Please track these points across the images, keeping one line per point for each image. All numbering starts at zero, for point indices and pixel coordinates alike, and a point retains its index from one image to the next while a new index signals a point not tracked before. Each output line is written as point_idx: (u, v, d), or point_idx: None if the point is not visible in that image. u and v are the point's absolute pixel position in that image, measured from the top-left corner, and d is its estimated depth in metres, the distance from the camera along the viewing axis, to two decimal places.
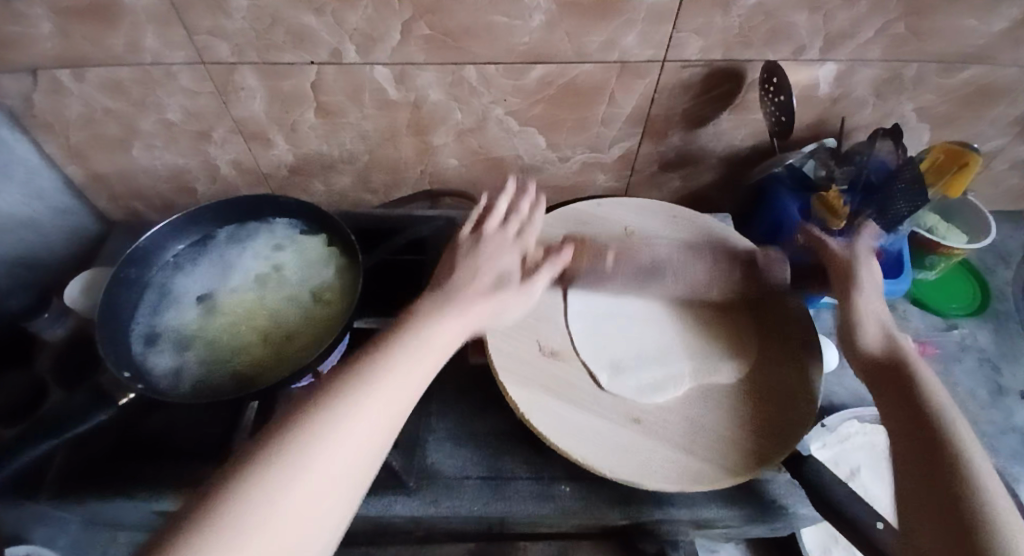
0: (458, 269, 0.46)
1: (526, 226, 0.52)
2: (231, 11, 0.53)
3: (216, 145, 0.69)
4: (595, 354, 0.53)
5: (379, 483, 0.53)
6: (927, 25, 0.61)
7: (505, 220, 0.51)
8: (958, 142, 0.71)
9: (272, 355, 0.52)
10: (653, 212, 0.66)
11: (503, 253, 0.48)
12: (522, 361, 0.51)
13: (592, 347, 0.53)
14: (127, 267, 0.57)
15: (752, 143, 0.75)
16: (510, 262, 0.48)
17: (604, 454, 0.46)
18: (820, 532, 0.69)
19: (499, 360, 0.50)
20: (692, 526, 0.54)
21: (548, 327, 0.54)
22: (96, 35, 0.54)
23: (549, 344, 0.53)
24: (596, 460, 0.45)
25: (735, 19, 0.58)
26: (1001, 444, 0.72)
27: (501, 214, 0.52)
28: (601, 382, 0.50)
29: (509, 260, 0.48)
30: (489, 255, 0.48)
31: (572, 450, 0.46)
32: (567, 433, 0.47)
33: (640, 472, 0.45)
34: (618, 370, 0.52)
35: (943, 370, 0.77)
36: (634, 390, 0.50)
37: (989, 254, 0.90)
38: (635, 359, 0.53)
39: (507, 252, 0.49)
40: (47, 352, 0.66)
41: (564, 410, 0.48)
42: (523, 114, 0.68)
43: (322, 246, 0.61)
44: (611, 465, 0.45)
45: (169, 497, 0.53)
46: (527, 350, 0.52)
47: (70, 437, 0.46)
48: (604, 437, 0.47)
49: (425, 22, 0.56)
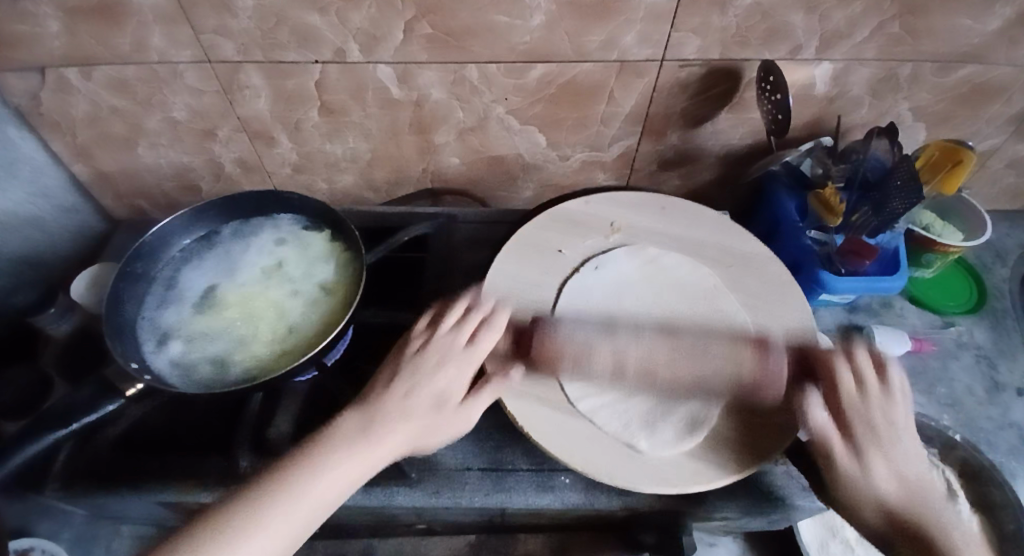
0: (400, 374, 0.47)
1: (483, 328, 0.50)
2: (237, 11, 0.54)
3: (220, 144, 0.70)
4: (621, 423, 0.48)
5: (380, 474, 0.54)
6: (922, 25, 0.61)
7: (462, 319, 0.50)
8: (953, 141, 0.74)
9: (275, 349, 0.53)
10: (645, 207, 0.67)
11: (442, 369, 0.47)
12: (519, 364, 0.51)
13: (603, 410, 0.49)
14: (133, 262, 0.58)
15: (750, 142, 0.76)
16: (450, 377, 0.47)
17: (604, 461, 0.46)
18: (818, 527, 0.71)
19: (497, 366, 0.50)
20: (690, 517, 0.55)
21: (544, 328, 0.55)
22: (103, 35, 0.55)
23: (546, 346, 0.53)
24: (597, 467, 0.46)
25: (732, 19, 0.59)
26: (998, 440, 0.73)
27: (457, 314, 0.51)
28: (640, 449, 0.47)
29: (450, 376, 0.47)
30: (426, 373, 0.47)
31: (570, 457, 0.46)
32: (566, 438, 0.47)
33: (641, 474, 0.45)
34: (651, 427, 0.48)
35: (940, 365, 0.78)
36: (675, 437, 0.48)
37: (986, 253, 0.90)
38: (655, 409, 0.50)
39: (454, 365, 0.47)
40: (52, 346, 0.66)
41: (564, 419, 0.48)
42: (524, 113, 0.69)
43: (326, 242, 0.62)
44: (611, 470, 0.45)
45: (174, 489, 0.53)
46: (525, 353, 0.52)
47: (77, 428, 0.47)
48: (604, 442, 0.47)
49: (427, 22, 0.57)
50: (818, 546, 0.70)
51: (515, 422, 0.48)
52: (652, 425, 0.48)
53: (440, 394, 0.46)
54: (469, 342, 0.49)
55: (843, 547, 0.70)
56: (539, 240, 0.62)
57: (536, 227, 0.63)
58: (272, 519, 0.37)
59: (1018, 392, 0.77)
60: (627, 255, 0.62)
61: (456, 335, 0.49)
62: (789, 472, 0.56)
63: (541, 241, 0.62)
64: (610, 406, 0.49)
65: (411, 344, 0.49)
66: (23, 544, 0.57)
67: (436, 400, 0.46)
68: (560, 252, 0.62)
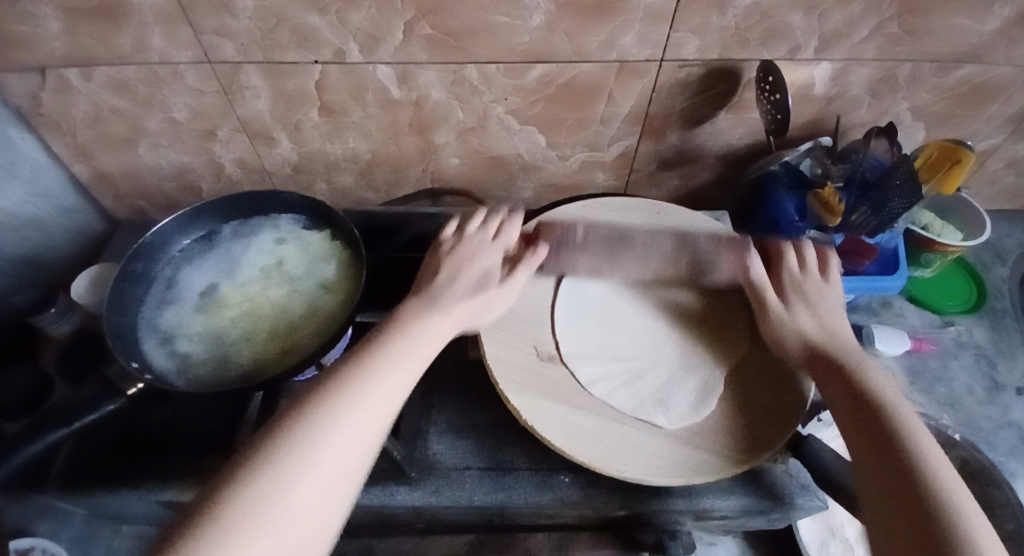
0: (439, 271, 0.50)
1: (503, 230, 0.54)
2: (237, 11, 0.54)
3: (220, 144, 0.70)
4: (637, 402, 0.49)
5: (381, 474, 0.54)
6: (921, 25, 0.62)
7: (484, 221, 0.54)
8: (952, 141, 0.74)
9: (275, 349, 0.53)
10: (635, 210, 0.64)
11: (479, 255, 0.51)
12: (521, 368, 0.51)
13: (618, 391, 0.50)
14: (133, 261, 0.58)
15: (750, 142, 0.76)
16: (490, 260, 0.51)
17: (614, 455, 0.46)
18: (818, 526, 0.71)
19: (498, 368, 0.50)
20: (690, 516, 0.55)
21: (545, 332, 0.54)
22: (104, 35, 0.56)
23: (548, 348, 0.53)
24: (605, 462, 0.45)
25: (731, 19, 0.59)
26: (998, 439, 0.73)
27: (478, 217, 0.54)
28: (663, 424, 0.48)
29: (488, 258, 0.51)
30: (467, 256, 0.51)
31: (578, 453, 0.45)
32: (573, 435, 0.47)
33: (652, 469, 0.45)
34: (665, 402, 0.49)
35: (940, 365, 0.78)
36: (688, 415, 0.49)
37: (986, 253, 0.91)
38: (666, 384, 0.51)
39: (486, 252, 0.52)
40: (52, 347, 0.67)
41: (569, 415, 0.48)
42: (523, 113, 0.69)
43: (325, 242, 0.62)
44: (621, 465, 0.45)
45: (174, 488, 0.53)
46: (526, 356, 0.52)
47: (79, 427, 0.47)
48: (611, 438, 0.47)
49: (427, 22, 0.57)
50: (818, 546, 0.70)
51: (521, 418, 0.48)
52: (663, 404, 0.49)
53: (482, 277, 0.50)
54: (497, 235, 0.53)
55: (843, 547, 0.70)
56: None
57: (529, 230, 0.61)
58: (305, 472, 0.33)
59: (1017, 391, 0.77)
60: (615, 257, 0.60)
61: (483, 232, 0.53)
62: (789, 471, 0.56)
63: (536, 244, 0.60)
64: (623, 385, 0.51)
65: (447, 230, 0.53)
66: (24, 544, 0.57)
67: (481, 279, 0.50)
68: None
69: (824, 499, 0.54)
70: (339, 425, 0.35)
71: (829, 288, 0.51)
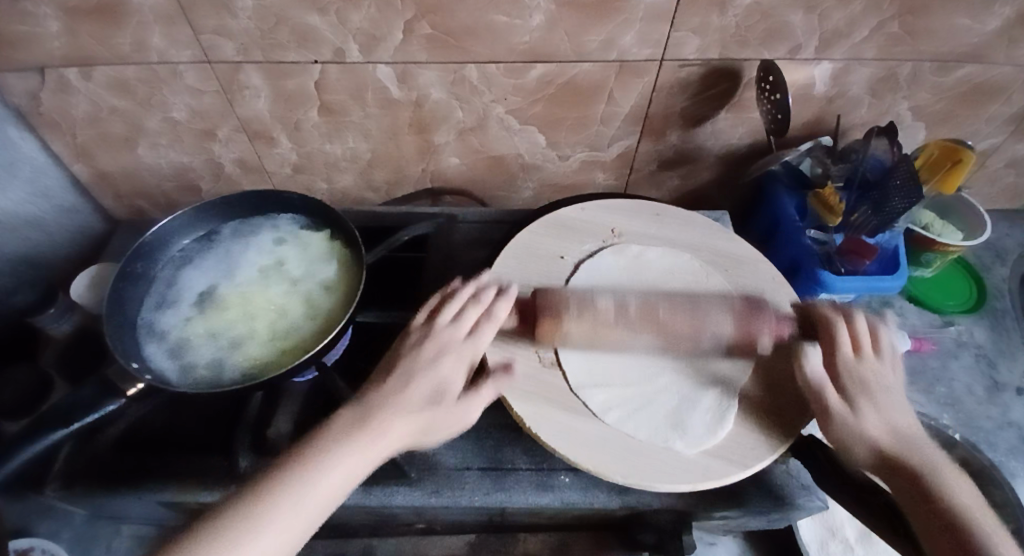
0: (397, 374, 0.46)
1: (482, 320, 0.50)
2: (237, 11, 0.54)
3: (220, 144, 0.70)
4: (651, 424, 0.48)
5: (380, 474, 0.54)
6: (922, 24, 0.62)
7: (459, 314, 0.50)
8: (952, 141, 0.74)
9: (275, 350, 0.53)
10: (637, 212, 0.66)
11: (441, 362, 0.47)
12: (520, 374, 0.50)
13: (630, 420, 0.48)
14: (133, 262, 0.58)
15: (750, 142, 0.76)
16: (452, 369, 0.47)
17: (618, 463, 0.45)
18: (817, 526, 0.71)
19: (500, 374, 0.50)
20: (691, 517, 0.55)
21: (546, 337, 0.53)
22: (103, 35, 0.55)
23: (549, 354, 0.52)
24: (610, 468, 0.45)
25: (731, 18, 0.59)
26: (998, 439, 0.73)
27: (456, 303, 0.50)
28: (678, 447, 0.47)
29: (449, 368, 0.47)
30: (431, 357, 0.47)
31: (580, 459, 0.45)
32: (575, 441, 0.47)
33: (656, 473, 0.45)
34: (679, 427, 0.48)
35: (940, 365, 0.78)
36: (698, 428, 0.48)
37: (986, 253, 0.91)
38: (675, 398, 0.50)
39: (451, 359, 0.47)
40: (52, 347, 0.67)
41: (573, 420, 0.48)
42: (523, 113, 0.69)
43: (325, 242, 0.62)
44: (625, 472, 0.45)
45: (174, 489, 0.53)
46: (527, 363, 0.51)
47: (77, 427, 0.47)
48: (614, 443, 0.47)
49: (427, 22, 0.57)
50: (817, 545, 0.70)
51: (524, 424, 0.47)
52: (676, 429, 0.48)
53: (438, 387, 0.46)
54: (469, 334, 0.49)
55: (843, 547, 0.70)
56: (539, 247, 0.61)
57: (529, 235, 0.61)
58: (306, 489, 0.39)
59: (1018, 391, 0.77)
60: (612, 257, 0.60)
61: (458, 325, 0.49)
62: (789, 471, 0.56)
63: (538, 246, 0.61)
64: (636, 408, 0.49)
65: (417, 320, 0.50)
66: (23, 544, 0.57)
67: (434, 393, 0.45)
68: (561, 258, 0.60)
69: (824, 499, 0.54)
70: (345, 452, 0.41)
71: (849, 359, 0.49)
